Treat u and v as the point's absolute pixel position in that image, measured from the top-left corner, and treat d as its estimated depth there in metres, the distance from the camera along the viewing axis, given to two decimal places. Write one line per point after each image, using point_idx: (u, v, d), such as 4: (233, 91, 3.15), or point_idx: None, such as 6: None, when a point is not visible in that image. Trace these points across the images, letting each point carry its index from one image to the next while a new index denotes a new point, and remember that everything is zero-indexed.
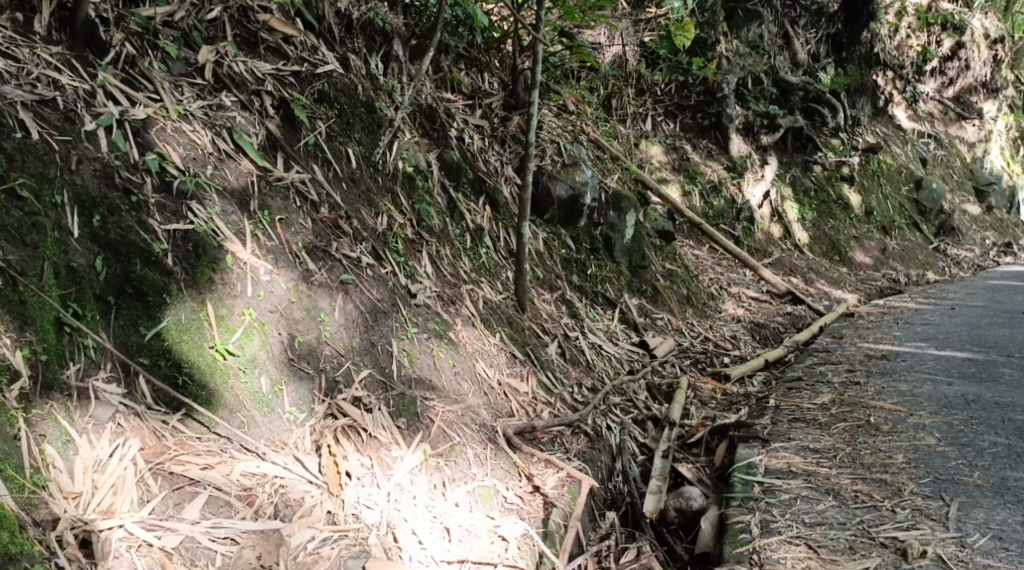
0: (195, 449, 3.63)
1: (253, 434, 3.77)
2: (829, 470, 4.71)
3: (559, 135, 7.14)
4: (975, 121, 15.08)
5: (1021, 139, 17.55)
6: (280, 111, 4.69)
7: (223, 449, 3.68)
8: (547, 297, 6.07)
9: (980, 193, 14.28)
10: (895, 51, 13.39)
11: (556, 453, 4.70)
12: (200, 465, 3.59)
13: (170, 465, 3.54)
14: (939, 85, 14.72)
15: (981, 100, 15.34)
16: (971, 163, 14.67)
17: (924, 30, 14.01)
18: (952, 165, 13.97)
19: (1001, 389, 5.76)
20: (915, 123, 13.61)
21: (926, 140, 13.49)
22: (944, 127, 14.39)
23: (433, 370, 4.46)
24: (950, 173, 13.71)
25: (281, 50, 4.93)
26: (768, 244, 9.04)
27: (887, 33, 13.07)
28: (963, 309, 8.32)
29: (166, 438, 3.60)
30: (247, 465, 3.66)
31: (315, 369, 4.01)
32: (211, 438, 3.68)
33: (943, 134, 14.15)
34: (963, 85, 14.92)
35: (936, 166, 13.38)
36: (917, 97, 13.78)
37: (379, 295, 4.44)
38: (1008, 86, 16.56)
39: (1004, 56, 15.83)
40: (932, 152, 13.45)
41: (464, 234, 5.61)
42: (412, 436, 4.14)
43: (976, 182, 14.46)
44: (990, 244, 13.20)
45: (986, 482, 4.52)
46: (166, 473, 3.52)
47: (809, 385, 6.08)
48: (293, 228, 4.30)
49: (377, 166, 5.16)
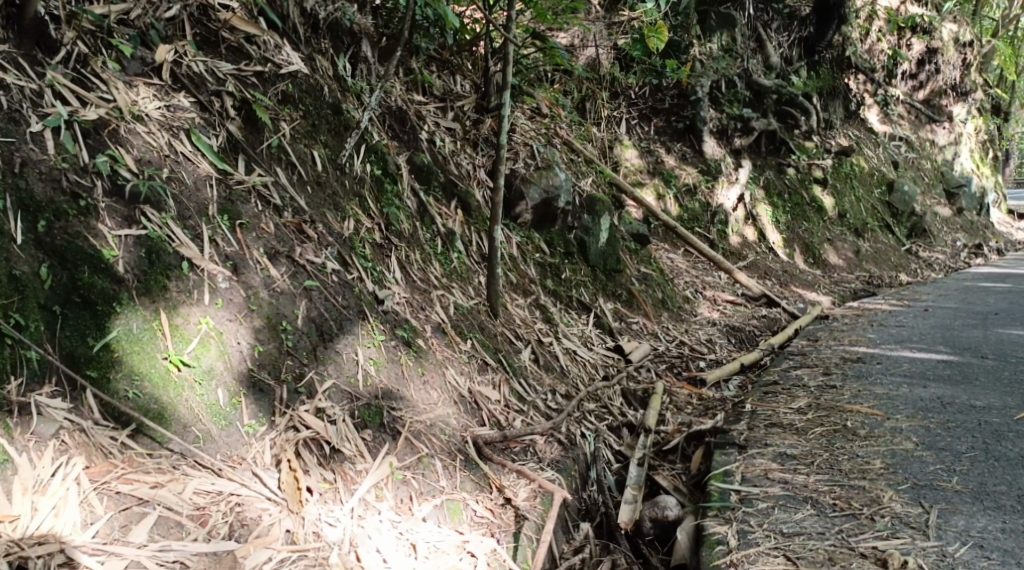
0: (144, 467, 3.45)
1: (210, 448, 3.60)
2: (806, 477, 4.60)
3: (532, 138, 7.03)
4: (945, 124, 15.11)
5: (989, 142, 17.61)
6: (241, 112, 4.53)
7: (175, 466, 3.51)
8: (520, 302, 5.93)
9: (951, 196, 14.29)
10: (867, 54, 13.40)
11: (528, 462, 4.57)
12: (149, 484, 3.42)
13: (116, 484, 3.37)
14: (910, 89, 14.72)
15: (950, 103, 15.37)
16: (942, 166, 14.68)
17: (895, 33, 14.00)
18: (924, 167, 13.98)
19: (978, 391, 5.68)
20: (887, 126, 13.61)
21: (897, 143, 13.47)
22: (915, 130, 14.40)
23: (400, 379, 4.31)
24: (922, 175, 13.71)
25: (243, 49, 4.77)
26: (742, 247, 8.95)
27: (859, 36, 13.05)
28: (937, 311, 8.25)
29: (113, 456, 3.43)
30: (202, 483, 3.49)
31: (276, 379, 3.86)
32: (162, 454, 3.51)
33: (914, 136, 14.16)
34: (933, 89, 14.93)
35: (908, 168, 13.37)
36: (888, 101, 13.79)
37: (345, 302, 4.29)
38: (976, 89, 16.62)
39: (973, 58, 15.88)
40: (903, 155, 13.45)
41: (435, 238, 5.47)
42: (377, 448, 3.98)
43: (947, 184, 14.47)
44: (962, 246, 13.19)
45: (966, 487, 4.42)
46: (112, 494, 3.35)
47: (785, 389, 5.98)
48: (254, 233, 4.15)
49: (344, 168, 5.00)
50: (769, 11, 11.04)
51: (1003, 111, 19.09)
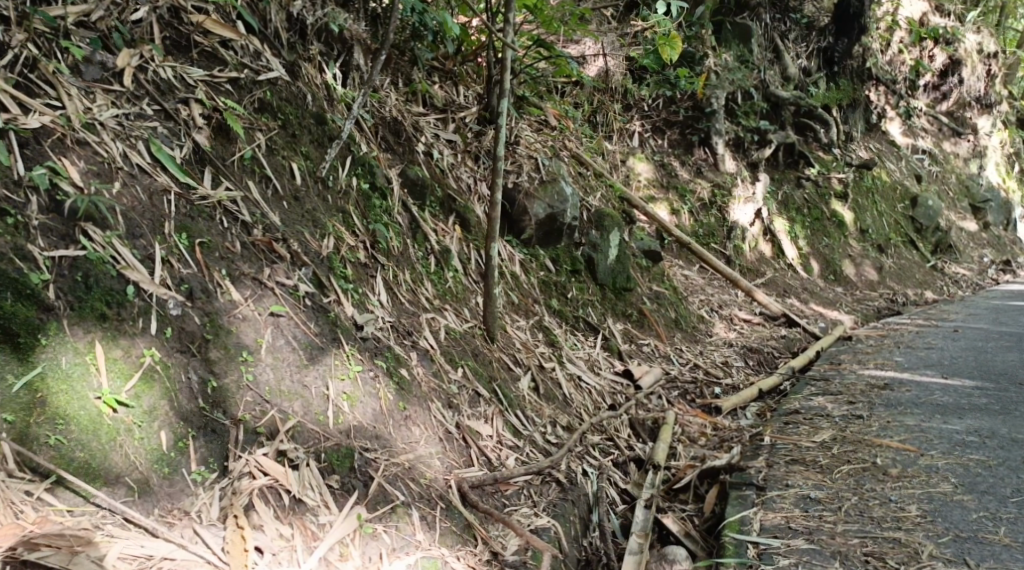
0: (59, 529, 3.05)
1: (148, 501, 3.24)
2: (834, 527, 4.20)
3: (538, 150, 6.54)
4: (969, 136, 14.66)
5: (1015, 155, 17.07)
6: (211, 120, 4.14)
7: (99, 526, 3.12)
8: (522, 323, 5.51)
9: (976, 210, 13.82)
10: (888, 66, 12.94)
11: (521, 507, 4.17)
12: (62, 549, 3.00)
13: (23, 551, 2.94)
14: (931, 101, 14.24)
15: (974, 116, 14.92)
16: (966, 179, 14.20)
17: (917, 45, 13.53)
18: (947, 181, 13.52)
19: (1018, 423, 5.24)
20: (910, 138, 13.17)
21: (920, 156, 13.02)
22: (939, 143, 13.96)
23: (377, 415, 3.91)
24: (945, 189, 13.27)
25: (218, 55, 4.37)
26: (759, 264, 8.54)
27: (879, 47, 12.61)
28: (966, 332, 7.80)
29: (23, 515, 3.04)
30: (127, 546, 3.09)
31: (231, 419, 3.49)
32: (87, 510, 3.14)
33: (937, 150, 13.71)
34: (957, 100, 14.47)
35: (931, 182, 12.91)
36: (910, 113, 13.35)
37: (318, 330, 3.92)
38: (1000, 101, 16.16)
39: (998, 69, 15.42)
40: (926, 168, 13.01)
41: (428, 257, 5.06)
42: (345, 497, 3.59)
43: (973, 198, 13.99)
44: (989, 262, 12.70)
45: (1014, 541, 4.04)
46: (17, 563, 2.93)
47: (806, 420, 5.55)
48: (216, 254, 3.78)
49: (326, 182, 4.60)
50: (785, 21, 10.66)
51: None
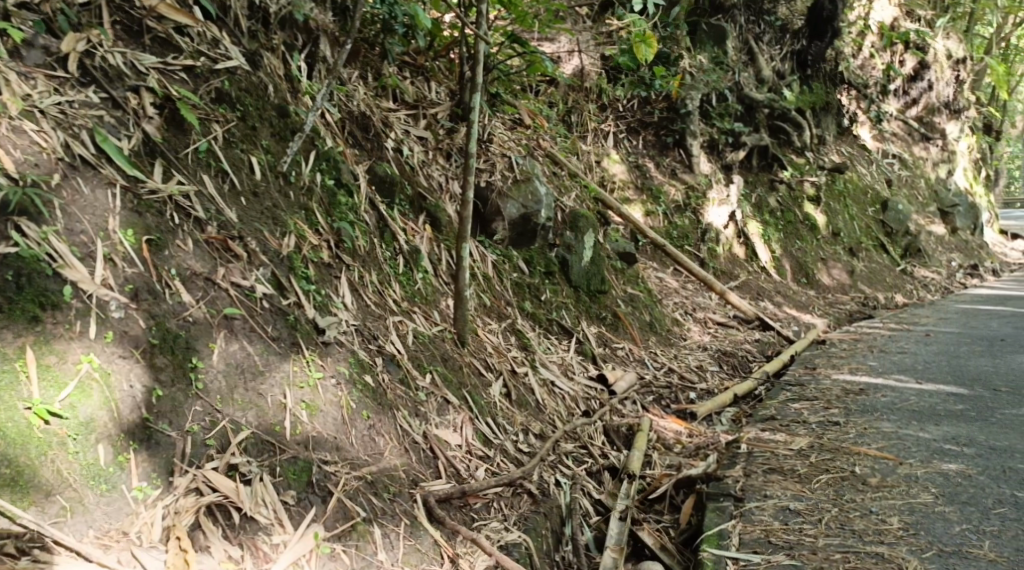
0: None
1: (81, 522, 3.01)
2: (815, 541, 4.01)
3: (511, 148, 6.31)
4: (939, 141, 14.37)
5: (982, 161, 16.99)
6: (163, 110, 3.89)
7: (27, 551, 2.86)
8: (494, 326, 5.28)
9: (944, 215, 13.55)
10: (859, 70, 12.85)
11: (491, 521, 3.96)
12: None
13: None
14: (902, 106, 14.09)
15: (944, 122, 14.76)
16: (936, 184, 13.94)
17: (888, 49, 13.43)
18: (918, 185, 13.29)
19: (996, 430, 5.07)
20: (881, 143, 12.99)
21: (890, 161, 12.87)
22: (910, 147, 13.70)
23: (339, 425, 3.68)
24: (915, 193, 13.02)
25: (172, 41, 4.12)
26: (732, 266, 8.36)
27: (851, 52, 12.53)
28: (939, 336, 7.64)
29: None
30: None
31: (178, 431, 3.27)
32: (11, 531, 2.88)
33: (908, 154, 13.46)
34: (927, 105, 14.33)
35: (902, 186, 12.76)
36: (881, 117, 13.23)
37: (276, 333, 3.70)
38: (970, 107, 16.04)
39: (966, 75, 15.34)
40: (896, 172, 12.84)
41: (397, 257, 4.82)
42: (302, 515, 3.38)
43: (941, 204, 13.73)
44: (956, 266, 12.43)
45: (1000, 555, 3.85)
46: None
47: (783, 426, 5.35)
48: (166, 252, 3.55)
49: (287, 177, 4.35)
50: (759, 24, 10.35)
51: (994, 130, 18.48)
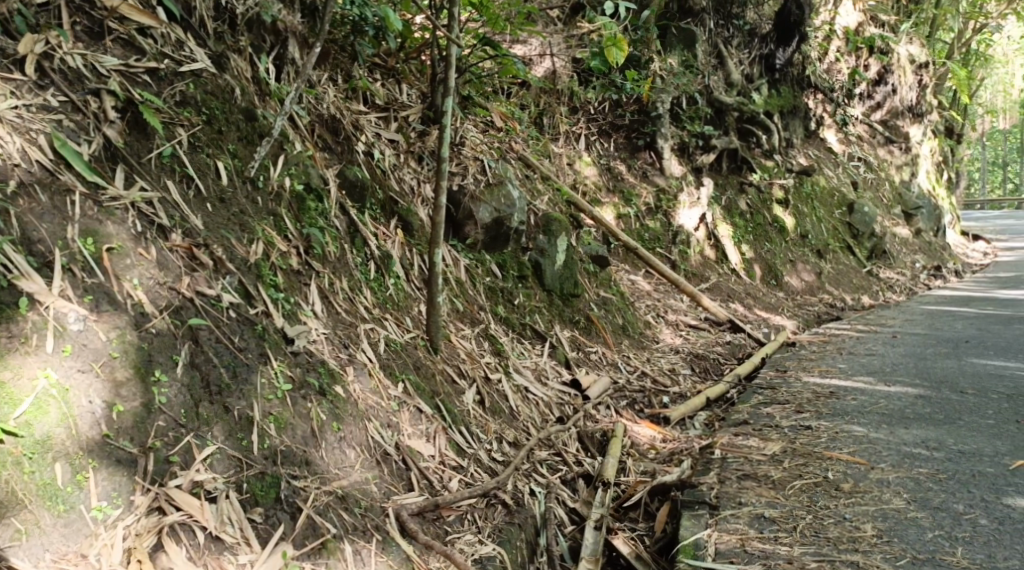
0: None
1: (37, 545, 2.94)
2: (790, 550, 3.95)
3: (484, 151, 6.22)
4: (902, 144, 14.32)
5: (943, 163, 17.06)
6: (125, 114, 3.77)
7: None
8: (467, 332, 5.19)
9: (908, 217, 13.44)
10: (826, 74, 12.88)
11: (465, 533, 3.87)
12: None
13: None
14: (867, 109, 14.10)
15: (908, 125, 14.75)
16: (899, 186, 13.89)
17: (854, 53, 13.48)
18: (882, 188, 13.25)
19: (964, 432, 5.03)
20: (846, 146, 13.00)
21: (856, 163, 12.86)
22: (874, 151, 13.64)
23: (309, 437, 3.59)
24: (879, 196, 12.96)
25: (135, 42, 4.00)
26: (703, 268, 8.31)
27: (817, 55, 12.57)
28: (906, 337, 7.62)
29: None
30: None
31: (140, 447, 3.19)
32: None
33: (872, 157, 13.40)
34: (891, 109, 14.36)
35: (867, 189, 12.75)
36: (846, 120, 13.25)
37: (243, 343, 3.60)
38: (932, 110, 16.09)
39: (929, 79, 15.39)
40: (862, 175, 12.80)
41: (368, 262, 4.71)
42: (270, 534, 3.31)
43: (905, 206, 13.62)
44: (920, 267, 12.36)
45: (972, 562, 3.81)
46: None
47: (755, 430, 5.29)
48: (127, 261, 3.45)
49: (255, 183, 4.23)
50: (729, 28, 10.25)
51: (955, 133, 18.57)
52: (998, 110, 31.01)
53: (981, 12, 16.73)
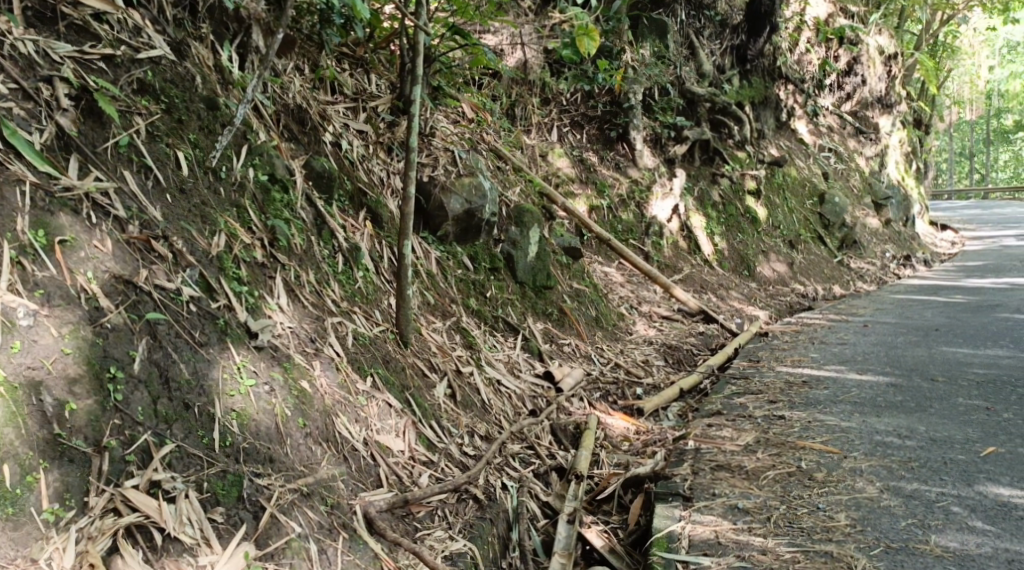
0: None
1: None
2: (765, 541, 3.89)
3: (454, 142, 6.12)
4: (872, 136, 14.34)
5: (912, 154, 17.09)
6: (79, 103, 3.65)
7: None
8: (438, 325, 5.10)
9: (878, 207, 13.39)
10: (796, 65, 12.86)
11: (435, 530, 3.79)
12: None
13: None
14: (837, 100, 14.11)
15: (877, 116, 14.78)
16: (870, 176, 13.83)
17: (823, 44, 13.50)
18: (853, 178, 13.23)
19: (935, 420, 4.99)
20: (816, 137, 12.98)
21: (827, 154, 12.83)
22: (843, 142, 13.61)
23: (274, 434, 3.50)
24: (849, 186, 12.94)
25: (90, 28, 3.88)
26: (676, 259, 8.25)
27: (788, 46, 12.55)
28: (877, 327, 7.59)
29: None
30: None
31: (94, 446, 3.09)
32: None
33: (842, 148, 13.40)
34: (861, 100, 14.37)
35: (838, 179, 12.71)
36: (816, 111, 13.24)
37: (204, 338, 3.50)
38: (901, 101, 16.11)
39: (898, 69, 15.41)
40: (832, 166, 12.78)
41: (336, 255, 4.61)
42: (232, 534, 3.21)
43: (874, 196, 13.48)
44: (890, 257, 12.34)
45: (946, 550, 3.77)
46: None
47: (728, 421, 5.23)
48: (81, 253, 3.34)
49: (217, 173, 4.12)
50: (700, 19, 10.22)
51: (923, 124, 18.61)
52: (965, 103, 31.17)
53: (948, 4, 16.80)
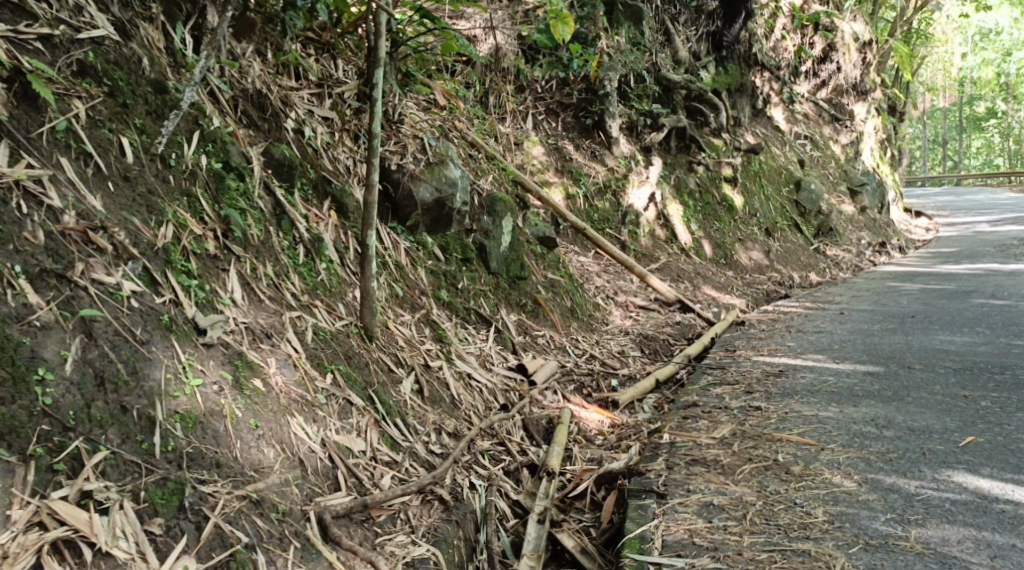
0: None
1: None
2: (740, 540, 3.72)
3: (424, 129, 5.90)
4: (847, 123, 14.23)
5: (886, 141, 17.00)
6: (12, 85, 3.43)
7: None
8: (405, 318, 4.88)
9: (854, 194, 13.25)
10: (772, 52, 12.69)
11: (397, 535, 3.59)
12: None
13: None
14: (813, 88, 13.98)
15: (852, 103, 14.66)
16: (845, 164, 13.70)
17: (799, 31, 13.35)
18: (828, 166, 13.09)
19: (913, 409, 4.83)
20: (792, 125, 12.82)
21: (802, 142, 12.68)
22: (819, 129, 13.50)
23: (221, 438, 3.30)
24: (825, 174, 12.81)
25: (26, 7, 3.65)
26: (653, 249, 8.07)
27: (764, 33, 12.38)
28: (853, 314, 7.45)
29: None
30: None
31: (20, 455, 2.88)
32: None
33: (817, 135, 13.29)
34: (836, 88, 14.25)
35: (813, 167, 12.58)
36: (792, 98, 13.08)
37: (145, 336, 3.29)
38: (876, 88, 15.99)
39: (873, 56, 15.28)
40: (808, 153, 12.64)
41: (297, 246, 4.38)
42: (172, 546, 3.01)
43: (851, 182, 13.34)
44: (866, 244, 12.19)
45: (927, 546, 3.60)
46: None
47: (704, 412, 5.05)
48: (9, 246, 3.12)
49: (166, 161, 3.89)
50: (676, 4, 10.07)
51: (897, 112, 18.52)
52: (938, 90, 31.16)
53: None
